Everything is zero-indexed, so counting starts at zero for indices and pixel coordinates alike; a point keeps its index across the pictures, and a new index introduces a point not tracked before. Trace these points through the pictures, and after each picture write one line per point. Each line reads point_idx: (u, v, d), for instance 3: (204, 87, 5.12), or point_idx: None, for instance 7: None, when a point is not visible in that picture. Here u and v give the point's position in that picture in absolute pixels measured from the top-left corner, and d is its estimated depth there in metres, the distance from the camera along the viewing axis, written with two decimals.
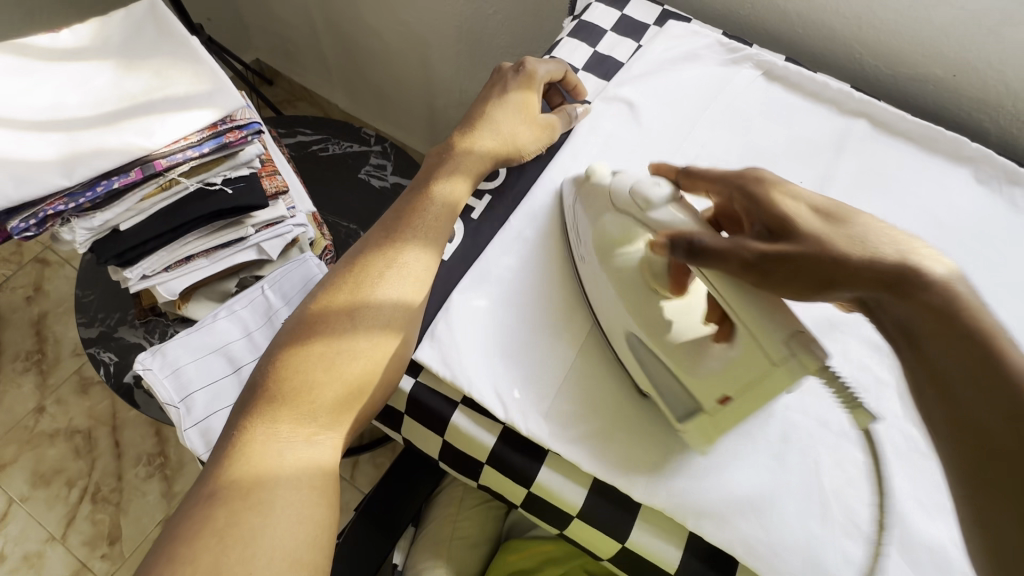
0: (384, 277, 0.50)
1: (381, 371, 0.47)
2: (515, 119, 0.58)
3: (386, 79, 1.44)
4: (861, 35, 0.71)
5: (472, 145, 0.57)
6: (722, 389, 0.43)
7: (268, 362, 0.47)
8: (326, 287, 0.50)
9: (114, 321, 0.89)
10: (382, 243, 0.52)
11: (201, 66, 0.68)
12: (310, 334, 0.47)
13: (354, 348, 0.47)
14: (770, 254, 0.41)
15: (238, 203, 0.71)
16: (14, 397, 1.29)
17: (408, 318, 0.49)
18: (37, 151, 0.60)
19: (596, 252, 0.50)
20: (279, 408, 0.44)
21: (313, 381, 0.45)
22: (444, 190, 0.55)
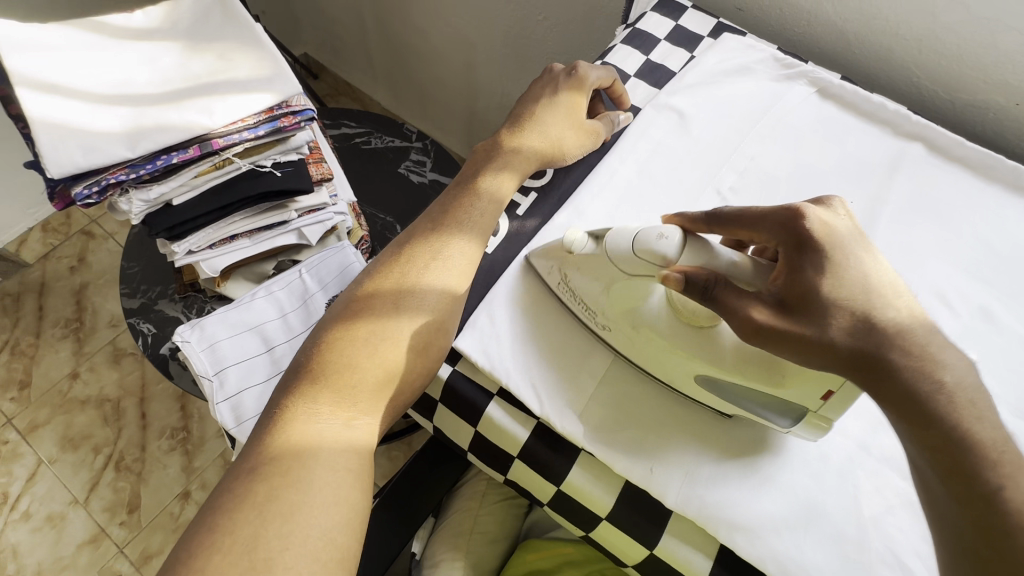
0: (428, 266, 0.50)
1: (420, 358, 0.47)
2: (563, 123, 0.59)
3: (430, 79, 1.47)
4: (921, 58, 0.70)
5: (520, 146, 0.57)
6: (823, 385, 0.40)
7: (314, 343, 0.48)
8: (372, 272, 0.51)
9: (155, 293, 0.91)
10: (429, 234, 0.52)
11: (263, 51, 0.71)
12: (354, 318, 0.48)
13: (395, 334, 0.47)
14: (778, 328, 0.39)
15: (285, 186, 0.74)
16: (51, 362, 1.34)
17: (449, 310, 0.50)
18: (105, 122, 0.63)
19: (620, 320, 0.48)
20: (321, 388, 0.45)
21: (356, 363, 0.46)
22: (490, 186, 0.55)
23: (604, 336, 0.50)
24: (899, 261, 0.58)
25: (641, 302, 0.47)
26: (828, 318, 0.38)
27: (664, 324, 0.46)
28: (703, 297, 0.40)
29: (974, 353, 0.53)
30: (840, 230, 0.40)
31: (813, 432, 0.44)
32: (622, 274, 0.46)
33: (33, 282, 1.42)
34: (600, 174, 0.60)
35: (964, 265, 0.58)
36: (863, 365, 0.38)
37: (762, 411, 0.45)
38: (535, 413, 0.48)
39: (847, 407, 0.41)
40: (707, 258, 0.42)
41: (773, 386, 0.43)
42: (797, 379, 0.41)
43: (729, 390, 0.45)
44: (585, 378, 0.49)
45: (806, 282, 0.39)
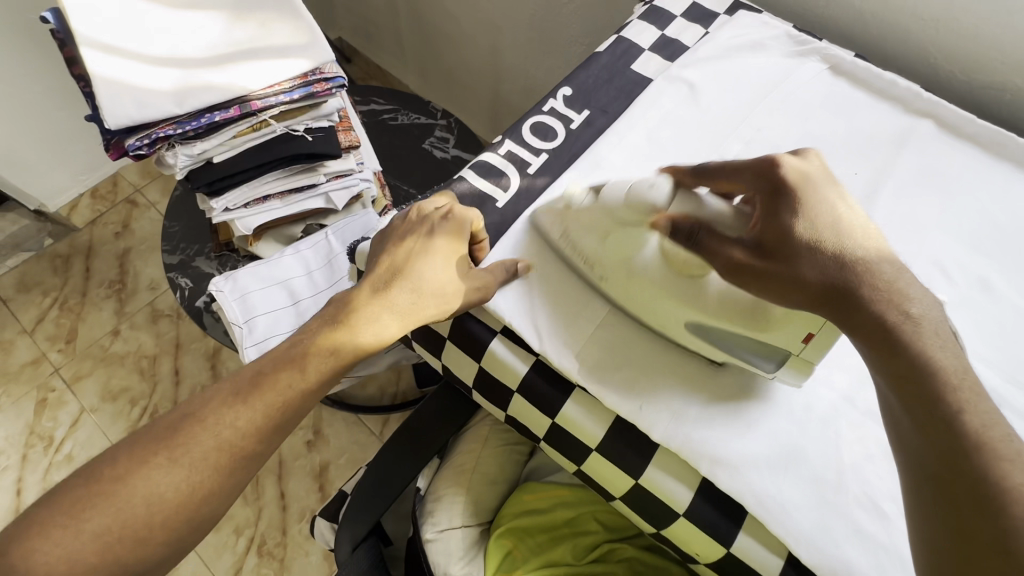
0: (218, 450, 0.45)
1: (215, 497, 0.46)
2: (448, 276, 0.52)
3: (458, 62, 1.51)
4: (938, 38, 0.71)
5: (378, 315, 0.51)
6: (806, 326, 0.44)
7: (104, 463, 0.44)
8: (156, 431, 0.46)
9: (193, 251, 0.98)
10: (273, 370, 0.48)
11: (301, 21, 0.75)
12: (117, 479, 0.43)
13: (153, 512, 0.43)
14: (750, 268, 0.44)
15: (315, 150, 0.79)
16: (95, 320, 1.43)
17: (220, 495, 0.46)
18: (157, 81, 0.69)
19: (618, 268, 0.50)
20: (88, 516, 0.42)
21: (141, 498, 0.43)
22: (354, 328, 0.50)
23: (600, 290, 0.52)
24: (901, 231, 0.59)
25: (638, 250, 0.49)
26: (804, 259, 0.42)
27: (655, 271, 0.49)
28: (688, 240, 0.46)
29: (967, 320, 0.55)
30: (814, 180, 0.45)
31: (796, 375, 0.47)
32: (616, 220, 0.50)
33: (81, 244, 1.52)
34: (608, 139, 0.63)
35: (966, 238, 0.59)
36: (830, 298, 0.41)
37: (752, 357, 0.48)
38: (534, 350, 0.51)
39: (827, 348, 0.44)
40: (694, 207, 0.47)
41: (760, 331, 0.46)
42: (783, 323, 0.45)
43: (719, 335, 0.48)
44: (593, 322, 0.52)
45: (785, 228, 0.44)
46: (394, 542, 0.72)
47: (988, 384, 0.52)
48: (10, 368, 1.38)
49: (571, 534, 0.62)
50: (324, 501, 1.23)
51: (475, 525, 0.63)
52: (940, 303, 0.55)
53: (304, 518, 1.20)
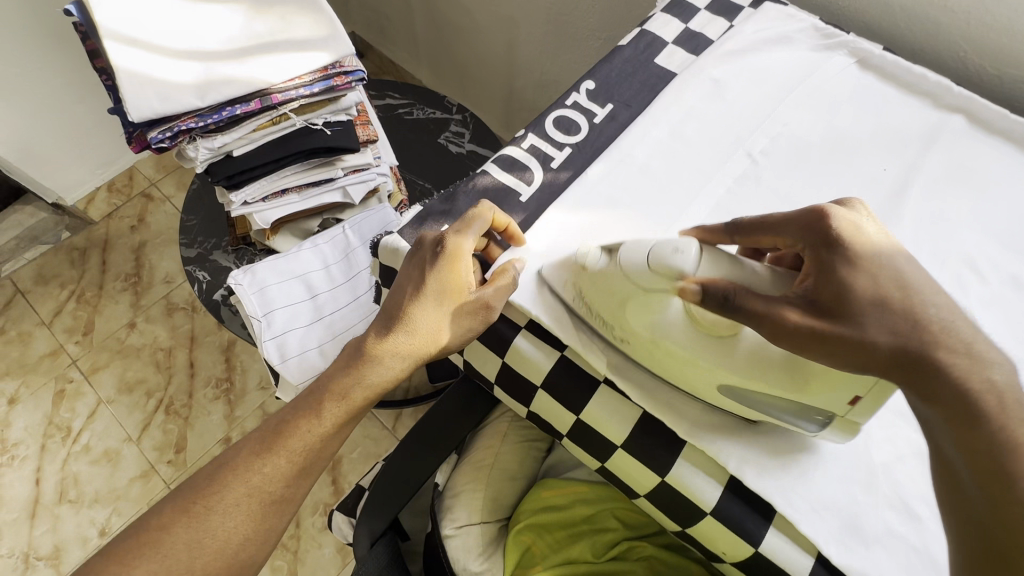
0: (248, 498, 0.49)
1: (250, 543, 0.49)
2: (439, 317, 0.51)
3: (472, 57, 1.51)
4: (969, 32, 0.69)
5: (386, 358, 0.51)
6: (851, 389, 0.42)
7: (148, 519, 0.48)
8: (195, 483, 0.50)
9: (210, 245, 0.99)
10: (292, 420, 0.51)
11: (321, 13, 0.75)
12: (162, 526, 0.48)
13: (194, 557, 0.47)
14: (813, 330, 0.40)
15: (334, 144, 0.79)
16: (112, 312, 1.45)
17: (254, 539, 0.49)
18: (179, 74, 0.69)
19: (644, 337, 0.48)
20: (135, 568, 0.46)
21: (182, 549, 0.47)
22: (365, 373, 0.51)
23: (622, 348, 0.50)
24: (931, 229, 0.58)
25: (658, 313, 0.47)
26: (869, 318, 0.40)
27: (681, 332, 0.47)
28: (723, 307, 0.42)
29: (1000, 319, 0.54)
30: (868, 233, 0.43)
31: (842, 433, 0.45)
32: (636, 287, 0.47)
33: (98, 238, 1.53)
34: (632, 133, 0.62)
35: (998, 236, 0.58)
36: (905, 362, 0.39)
37: (796, 418, 0.45)
38: (560, 343, 0.51)
39: (875, 408, 0.42)
40: (729, 271, 0.44)
41: (798, 392, 0.43)
42: (825, 385, 0.42)
43: (759, 399, 0.45)
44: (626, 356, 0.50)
45: (838, 284, 0.41)
46: (411, 537, 0.72)
47: None
48: (29, 359, 1.39)
49: (590, 531, 0.62)
50: (338, 496, 1.24)
51: (493, 521, 0.63)
52: (971, 301, 0.54)
53: (318, 511, 1.21)
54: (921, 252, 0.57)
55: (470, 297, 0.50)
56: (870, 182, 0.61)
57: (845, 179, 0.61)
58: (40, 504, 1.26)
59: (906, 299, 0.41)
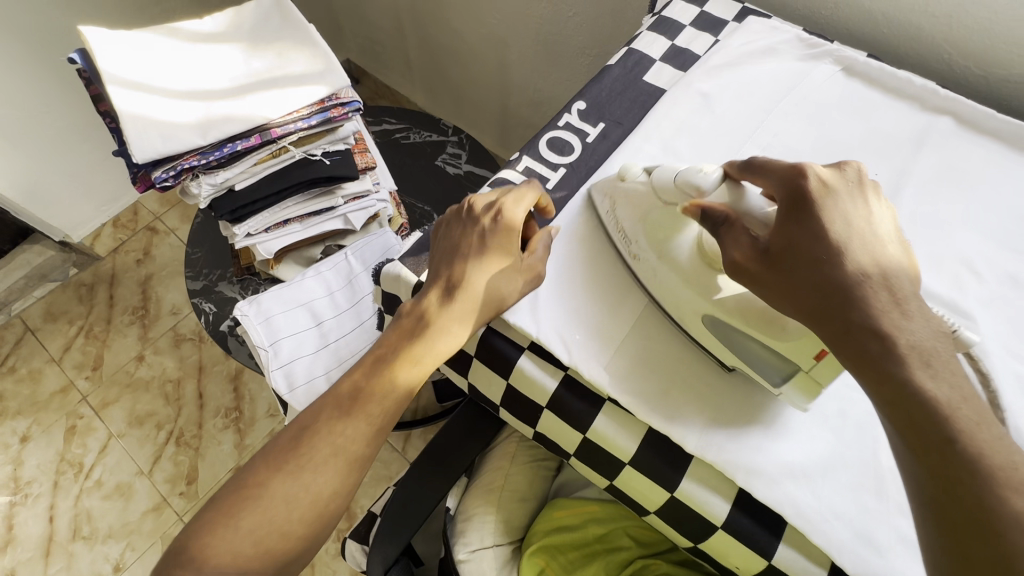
0: (336, 455, 0.50)
1: (336, 502, 0.50)
2: (497, 275, 0.52)
3: (465, 79, 1.53)
4: (951, 34, 0.70)
5: (445, 319, 0.50)
6: (818, 343, 0.43)
7: (241, 481, 0.49)
8: (281, 444, 0.50)
9: (215, 276, 1.00)
10: (370, 381, 0.52)
11: (317, 48, 0.77)
12: (257, 483, 0.48)
13: (287, 515, 0.48)
14: (741, 266, 0.45)
15: (334, 173, 0.81)
16: (120, 345, 1.46)
17: (342, 495, 0.50)
18: (181, 115, 0.70)
19: (652, 249, 0.53)
20: (232, 533, 0.46)
21: (275, 511, 0.47)
22: (431, 336, 0.50)
23: (632, 268, 0.54)
24: (927, 231, 0.58)
25: (676, 236, 0.53)
26: (811, 270, 0.42)
27: (687, 257, 0.52)
28: (714, 227, 0.47)
29: (1001, 319, 0.53)
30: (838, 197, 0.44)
31: (801, 396, 0.46)
32: (661, 203, 0.54)
33: (105, 273, 1.56)
34: (624, 151, 0.63)
35: (993, 234, 0.58)
36: (829, 315, 0.41)
37: (764, 369, 0.47)
38: (563, 363, 0.50)
39: (838, 369, 0.43)
40: (735, 200, 0.48)
41: (775, 339, 0.46)
42: (798, 335, 0.45)
43: (740, 344, 0.48)
44: (612, 323, 0.52)
45: (790, 237, 0.43)
46: (425, 562, 0.71)
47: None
48: (40, 397, 1.41)
49: (603, 550, 0.61)
50: (350, 521, 1.23)
51: (506, 543, 0.63)
52: (971, 301, 0.54)
53: (331, 537, 1.21)
54: (916, 255, 0.57)
55: (524, 257, 0.53)
56: None
57: None
58: (54, 541, 1.26)
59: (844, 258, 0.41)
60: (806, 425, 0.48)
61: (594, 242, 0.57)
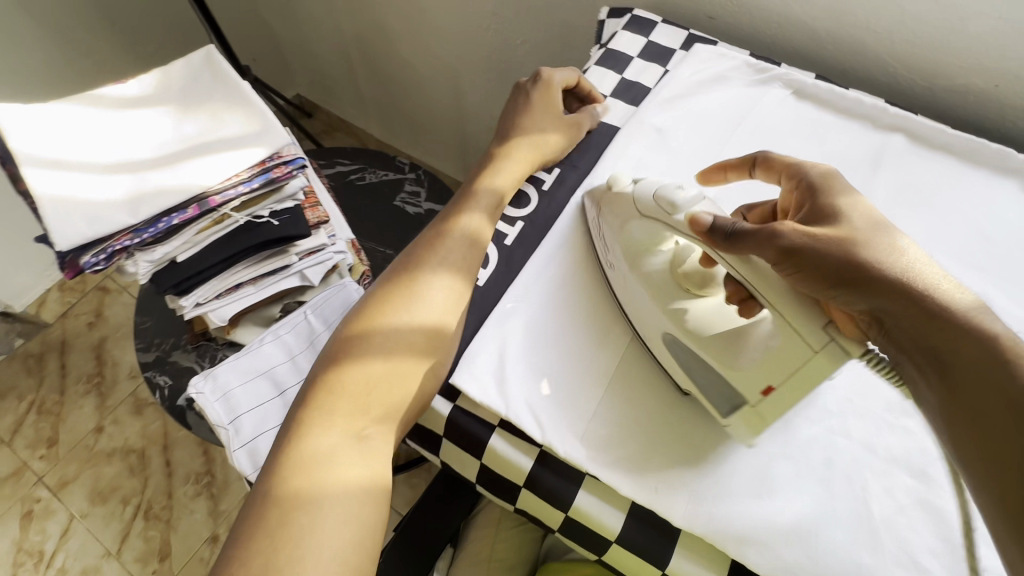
0: (434, 286, 0.51)
1: (433, 348, 0.49)
2: (542, 126, 0.63)
3: (420, 108, 1.50)
4: (894, 49, 0.71)
5: (507, 163, 0.61)
6: (766, 379, 0.43)
7: (333, 346, 0.49)
8: (364, 303, 0.51)
9: (169, 346, 0.94)
10: (442, 232, 0.55)
11: (252, 107, 0.73)
12: (359, 338, 0.48)
13: (401, 351, 0.47)
14: (805, 240, 0.43)
15: (284, 234, 0.76)
16: (77, 418, 1.38)
17: (441, 331, 0.49)
18: (108, 192, 0.65)
19: (629, 255, 0.53)
20: (336, 400, 0.45)
21: (377, 362, 0.47)
22: (502, 175, 0.60)
23: (607, 275, 0.55)
24: None
25: (653, 249, 0.53)
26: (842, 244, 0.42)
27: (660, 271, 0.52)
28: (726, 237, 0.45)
29: None
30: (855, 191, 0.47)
31: (747, 431, 0.46)
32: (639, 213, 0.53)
33: (55, 340, 1.47)
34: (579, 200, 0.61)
35: (957, 254, 0.58)
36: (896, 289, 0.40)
37: (717, 397, 0.47)
38: (536, 441, 0.47)
39: (788, 405, 0.43)
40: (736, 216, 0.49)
41: (727, 366, 0.46)
42: (751, 363, 0.45)
43: (704, 373, 0.48)
44: (586, 387, 0.49)
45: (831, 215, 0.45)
46: None
47: None
48: None
49: None
50: None
51: None
52: None
53: None
54: None
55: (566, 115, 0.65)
56: None
57: None
58: None
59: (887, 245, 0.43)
60: (793, 481, 0.46)
61: (562, 297, 0.54)
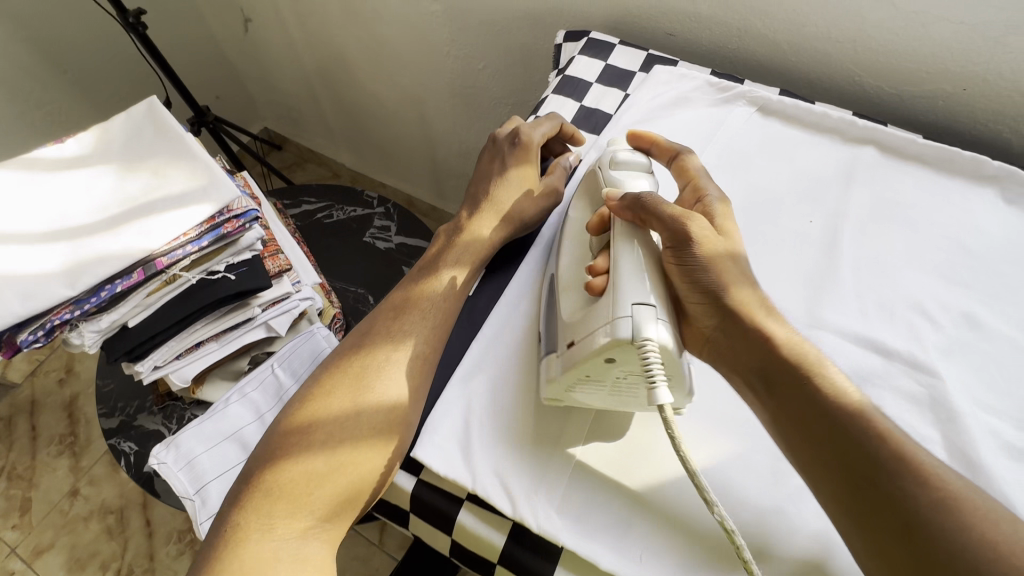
0: (385, 367, 0.48)
1: (384, 436, 0.46)
2: (516, 195, 0.59)
3: (388, 136, 1.48)
4: (858, 58, 0.69)
5: (477, 231, 0.57)
6: (573, 334, 0.45)
7: (276, 436, 0.47)
8: (310, 387, 0.49)
9: (133, 409, 0.90)
10: (396, 307, 0.52)
11: (197, 161, 0.69)
12: (301, 429, 0.46)
13: (347, 443, 0.45)
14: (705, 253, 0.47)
15: (241, 288, 0.72)
16: (50, 481, 1.32)
17: (391, 419, 0.46)
18: (44, 263, 0.61)
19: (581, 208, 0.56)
20: (275, 500, 0.43)
21: (321, 456, 0.44)
22: (467, 244, 0.56)
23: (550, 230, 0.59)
24: (872, 276, 0.55)
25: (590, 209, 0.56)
26: (713, 270, 0.46)
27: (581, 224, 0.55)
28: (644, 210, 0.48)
29: (965, 367, 0.50)
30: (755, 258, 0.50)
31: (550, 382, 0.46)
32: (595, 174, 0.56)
33: (24, 401, 1.41)
34: (543, 241, 0.58)
35: (939, 271, 0.55)
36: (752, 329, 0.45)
37: (548, 338, 0.49)
38: (508, 514, 0.44)
39: (572, 365, 0.44)
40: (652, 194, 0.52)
41: (567, 312, 0.48)
42: (577, 313, 0.47)
43: (552, 321, 0.49)
44: (563, 447, 0.46)
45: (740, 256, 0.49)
46: None
47: (1006, 440, 0.46)
48: None
49: None
50: None
51: None
52: (932, 354, 0.50)
53: None
54: (867, 305, 0.53)
55: (542, 181, 0.60)
56: (799, 238, 0.58)
57: (774, 239, 0.58)
58: None
59: (771, 308, 0.47)
60: (784, 538, 0.43)
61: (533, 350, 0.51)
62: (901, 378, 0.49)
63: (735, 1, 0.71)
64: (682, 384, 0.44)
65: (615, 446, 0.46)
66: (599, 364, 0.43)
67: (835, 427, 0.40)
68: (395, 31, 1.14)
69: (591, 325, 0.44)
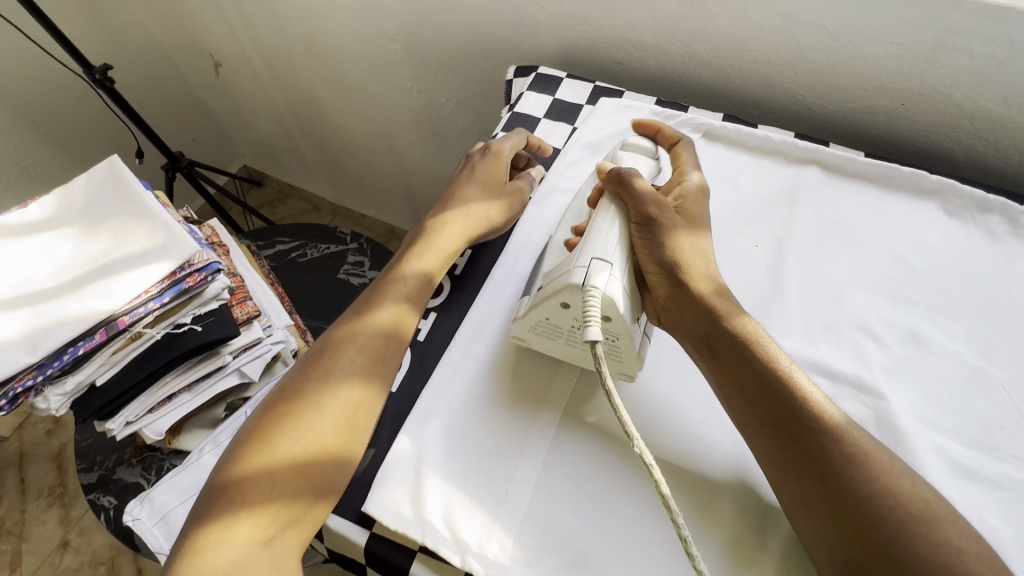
0: (344, 378, 0.50)
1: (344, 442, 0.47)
2: (482, 195, 0.62)
3: (363, 169, 1.50)
4: (799, 79, 0.70)
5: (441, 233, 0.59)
6: (544, 282, 0.50)
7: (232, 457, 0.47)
8: (267, 406, 0.49)
9: (112, 462, 0.90)
10: (351, 322, 0.54)
11: (156, 219, 0.70)
12: (259, 445, 0.46)
13: (306, 452, 0.46)
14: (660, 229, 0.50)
15: (209, 338, 0.72)
16: (39, 535, 1.31)
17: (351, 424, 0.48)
18: (5, 331, 0.62)
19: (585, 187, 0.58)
20: (232, 514, 0.43)
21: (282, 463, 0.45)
22: (424, 255, 0.58)
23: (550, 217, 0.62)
24: (818, 297, 0.56)
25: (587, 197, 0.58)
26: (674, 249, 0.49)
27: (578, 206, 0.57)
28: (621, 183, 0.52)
29: (910, 386, 0.50)
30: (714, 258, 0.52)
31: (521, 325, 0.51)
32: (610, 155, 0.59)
33: (11, 455, 1.41)
34: (496, 280, 0.59)
35: (882, 289, 0.56)
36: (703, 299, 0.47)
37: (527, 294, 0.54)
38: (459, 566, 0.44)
39: (541, 300, 0.49)
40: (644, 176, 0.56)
41: (545, 266, 0.53)
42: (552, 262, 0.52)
43: (535, 279, 0.54)
44: (513, 493, 0.46)
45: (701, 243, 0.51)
46: None
47: (953, 458, 0.46)
48: None
49: None
50: None
51: None
52: (877, 374, 0.50)
53: None
54: (813, 327, 0.54)
55: (507, 184, 0.64)
56: (746, 261, 0.59)
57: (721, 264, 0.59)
58: None
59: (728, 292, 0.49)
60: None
61: (485, 392, 0.51)
62: (848, 400, 0.49)
63: (674, 30, 0.72)
64: (629, 348, 0.48)
65: (566, 484, 0.46)
66: (558, 305, 0.47)
67: (766, 389, 0.43)
68: (359, 69, 1.16)
69: (557, 271, 0.49)
